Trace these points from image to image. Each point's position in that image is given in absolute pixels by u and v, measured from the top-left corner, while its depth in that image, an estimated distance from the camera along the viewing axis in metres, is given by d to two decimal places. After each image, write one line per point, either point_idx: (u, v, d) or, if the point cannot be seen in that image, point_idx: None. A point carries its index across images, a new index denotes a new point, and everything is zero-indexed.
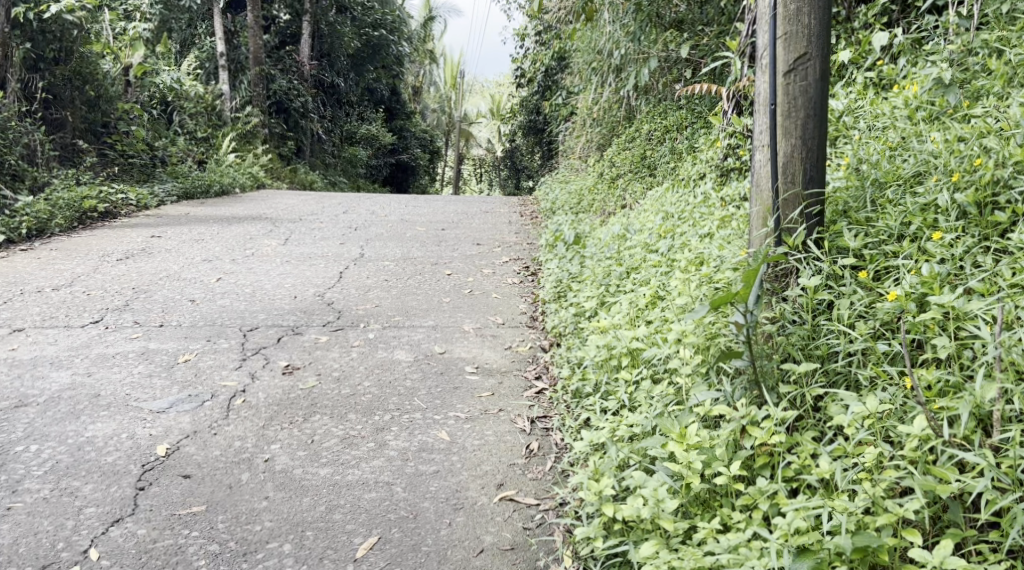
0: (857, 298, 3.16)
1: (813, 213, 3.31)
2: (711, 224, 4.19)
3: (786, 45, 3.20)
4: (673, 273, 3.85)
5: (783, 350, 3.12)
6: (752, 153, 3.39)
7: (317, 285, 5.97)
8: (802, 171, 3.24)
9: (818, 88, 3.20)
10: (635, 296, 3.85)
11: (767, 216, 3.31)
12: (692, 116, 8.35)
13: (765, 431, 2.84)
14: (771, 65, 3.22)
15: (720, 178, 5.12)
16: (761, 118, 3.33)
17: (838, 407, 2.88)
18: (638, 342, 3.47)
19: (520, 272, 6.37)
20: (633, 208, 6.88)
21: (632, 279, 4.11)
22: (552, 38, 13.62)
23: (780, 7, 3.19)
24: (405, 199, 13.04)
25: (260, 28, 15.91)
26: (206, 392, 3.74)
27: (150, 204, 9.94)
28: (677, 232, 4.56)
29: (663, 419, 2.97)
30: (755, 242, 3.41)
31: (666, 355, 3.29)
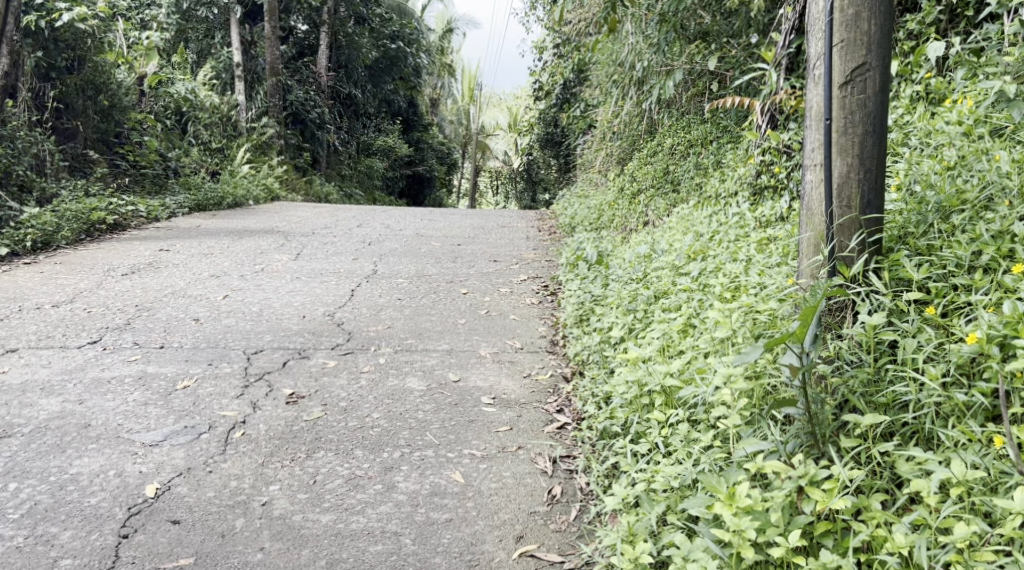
0: (925, 339, 2.88)
1: (872, 240, 3.06)
2: (747, 249, 3.92)
3: (844, 54, 2.96)
4: (708, 300, 3.60)
5: (842, 397, 2.87)
6: (805, 173, 3.16)
7: (328, 304, 5.73)
8: (860, 194, 3.00)
9: (877, 102, 2.95)
10: (666, 324, 3.58)
11: (820, 243, 3.07)
12: (717, 130, 8.10)
13: (829, 495, 2.58)
14: (827, 77, 2.99)
15: (753, 196, 4.84)
16: (815, 134, 3.09)
17: (914, 469, 2.62)
18: (673, 378, 3.20)
19: (540, 292, 6.10)
20: (659, 226, 6.60)
21: (662, 305, 3.84)
22: (571, 50, 13.42)
23: (837, 13, 2.95)
24: (421, 213, 12.82)
25: (277, 39, 15.78)
26: (203, 423, 3.49)
27: (161, 217, 9.75)
28: (709, 255, 4.28)
29: (708, 475, 2.69)
30: (807, 271, 3.16)
31: (704, 395, 3.02)
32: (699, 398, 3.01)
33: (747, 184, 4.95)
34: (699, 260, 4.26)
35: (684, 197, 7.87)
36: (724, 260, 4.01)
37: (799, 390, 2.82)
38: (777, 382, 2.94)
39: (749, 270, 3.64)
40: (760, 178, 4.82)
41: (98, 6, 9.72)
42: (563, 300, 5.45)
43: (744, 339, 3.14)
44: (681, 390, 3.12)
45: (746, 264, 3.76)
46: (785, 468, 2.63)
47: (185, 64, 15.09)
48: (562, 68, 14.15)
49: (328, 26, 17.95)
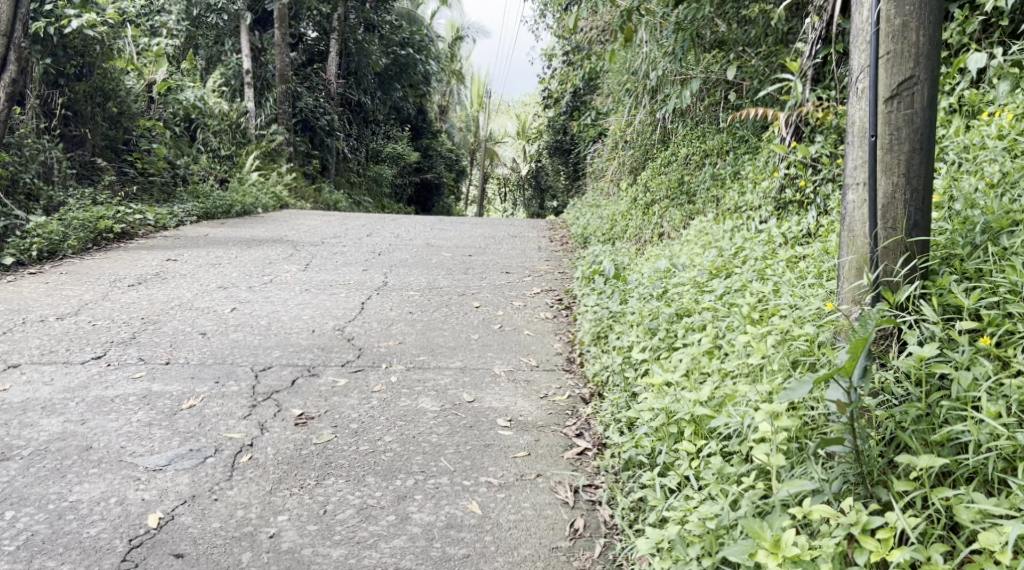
0: (981, 372, 2.73)
1: (916, 265, 2.94)
2: (774, 268, 3.79)
3: (890, 67, 2.85)
4: (734, 321, 3.47)
5: (891, 433, 2.72)
6: (844, 193, 3.03)
7: (338, 317, 5.60)
8: (906, 215, 2.89)
9: (925, 117, 2.85)
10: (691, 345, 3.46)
11: (864, 267, 2.95)
12: (734, 141, 7.99)
13: (885, 546, 2.44)
14: (872, 90, 2.88)
15: (777, 210, 4.71)
16: (857, 150, 2.98)
17: (978, 519, 2.45)
18: (703, 406, 3.07)
19: (554, 306, 5.97)
20: (676, 239, 6.47)
21: (685, 325, 3.72)
22: (582, 58, 13.32)
23: (883, 23, 2.84)
24: (431, 221, 12.71)
25: (287, 46, 15.71)
26: (208, 446, 3.36)
27: (168, 225, 9.64)
28: (733, 273, 4.15)
29: (748, 518, 2.56)
30: (846, 296, 3.04)
31: (736, 425, 2.88)
32: (732, 429, 2.88)
33: (770, 197, 4.82)
34: (723, 278, 4.13)
35: (700, 208, 7.73)
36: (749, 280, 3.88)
37: (845, 426, 2.70)
38: (820, 414, 2.81)
39: (777, 291, 3.52)
40: (784, 192, 4.70)
41: (107, 13, 9.63)
42: (579, 315, 5.31)
43: (779, 366, 3.02)
44: (712, 420, 2.99)
45: (772, 283, 3.64)
46: (834, 513, 2.49)
47: (195, 71, 15.02)
48: (573, 76, 14.04)
49: (338, 33, 17.87)
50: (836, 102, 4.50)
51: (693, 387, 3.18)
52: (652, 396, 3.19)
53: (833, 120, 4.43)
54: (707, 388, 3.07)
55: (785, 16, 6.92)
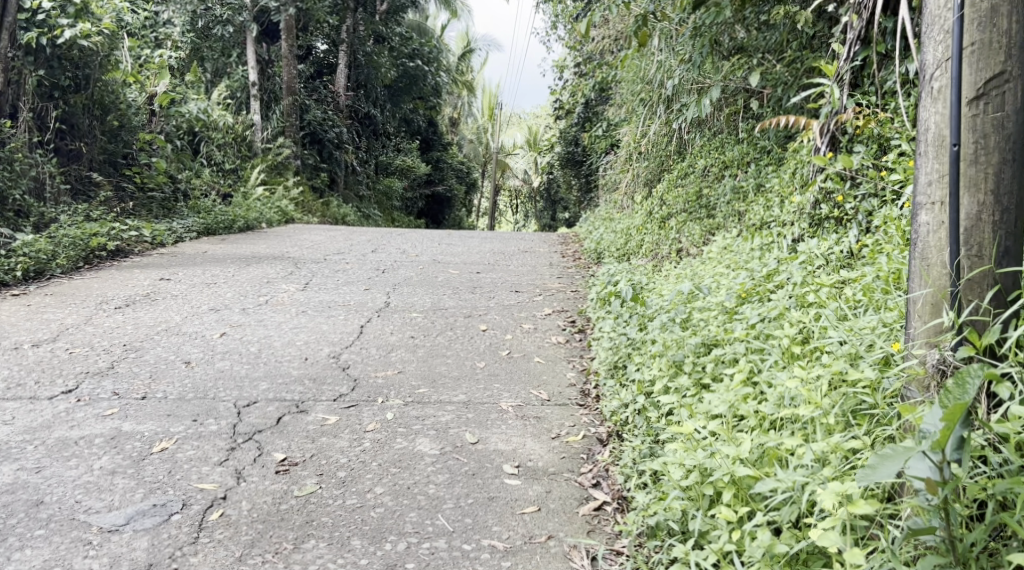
0: None
1: (1007, 302, 2.53)
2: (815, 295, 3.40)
3: (975, 61, 2.48)
4: (774, 361, 3.10)
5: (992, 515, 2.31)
6: (918, 214, 2.65)
7: (334, 343, 5.21)
8: (994, 240, 2.51)
9: (1017, 121, 2.47)
10: (725, 387, 3.09)
11: (943, 303, 2.56)
12: (755, 152, 7.66)
13: None
14: (954, 89, 2.51)
15: (812, 227, 4.31)
16: (933, 162, 2.59)
17: None
18: (744, 465, 2.67)
19: (567, 329, 5.56)
20: (697, 257, 6.06)
21: (716, 362, 3.35)
22: (593, 69, 13.03)
23: (967, 8, 2.47)
24: (439, 236, 12.36)
25: (294, 58, 15.42)
26: (175, 500, 2.98)
27: (166, 241, 9.29)
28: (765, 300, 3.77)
29: None
30: (918, 336, 2.65)
31: (788, 492, 2.49)
32: (783, 497, 2.48)
33: (801, 212, 4.42)
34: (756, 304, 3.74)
35: (722, 222, 7.30)
36: (788, 310, 3.49)
37: (935, 507, 2.28)
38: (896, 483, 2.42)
39: (821, 327, 3.15)
40: (817, 208, 4.32)
41: (105, 23, 9.32)
42: (595, 341, 4.91)
43: (837, 421, 2.66)
44: (755, 482, 2.59)
45: (813, 316, 3.28)
46: None
47: (200, 83, 14.74)
48: (585, 86, 13.70)
49: (347, 44, 17.59)
50: (879, 109, 4.13)
51: (730, 439, 2.78)
52: (683, 451, 2.79)
53: (874, 128, 4.10)
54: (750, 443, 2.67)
55: (813, 19, 6.52)
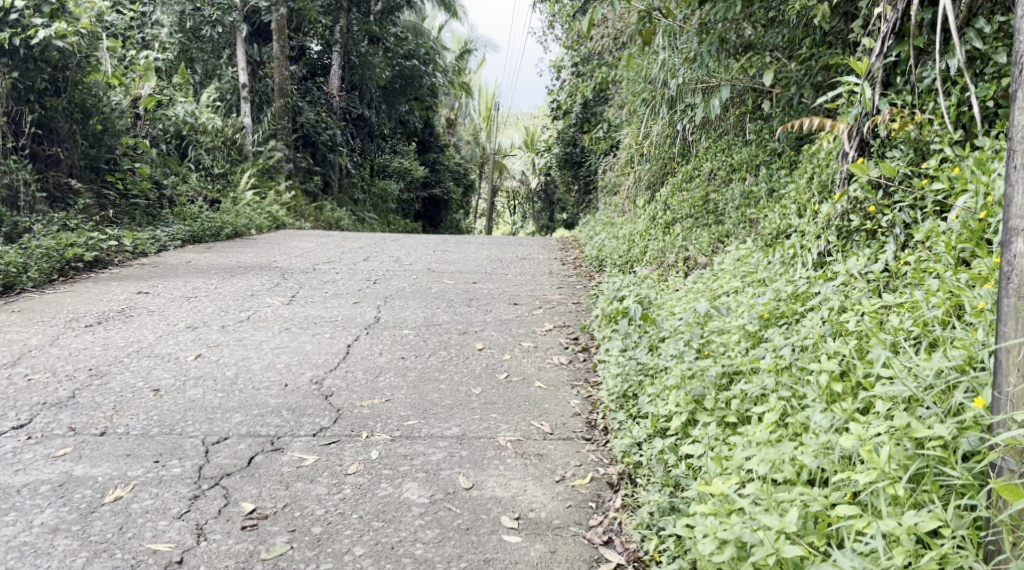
0: None
1: None
2: (852, 324, 3.15)
3: None
4: (815, 405, 2.87)
5: None
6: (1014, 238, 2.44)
7: (318, 366, 4.81)
8: None
9: None
10: (762, 434, 2.87)
11: None
12: (764, 154, 7.30)
13: None
14: None
15: (840, 239, 3.93)
16: None
17: None
18: (788, 538, 2.49)
19: (570, 348, 5.17)
20: (708, 269, 5.67)
21: (746, 399, 3.09)
22: (592, 68, 12.66)
23: None
24: (435, 241, 11.99)
25: (286, 59, 15.04)
26: (124, 566, 2.72)
27: (148, 250, 8.91)
28: (795, 325, 3.47)
29: None
30: (1014, 397, 2.43)
31: None
32: None
33: (826, 221, 4.04)
34: (782, 329, 3.46)
35: (733, 230, 6.89)
36: (823, 340, 3.20)
37: None
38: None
39: (871, 367, 2.92)
40: (845, 219, 3.94)
41: (84, 24, 8.92)
42: (601, 365, 4.53)
43: (904, 493, 2.47)
44: (805, 563, 2.43)
45: (856, 353, 3.03)
46: None
47: (188, 86, 14.35)
48: (584, 86, 13.31)
49: (340, 45, 17.20)
50: (917, 111, 3.78)
51: (773, 507, 2.59)
52: (717, 518, 2.59)
53: (910, 131, 3.74)
54: (796, 514, 2.49)
55: (832, 14, 6.13)
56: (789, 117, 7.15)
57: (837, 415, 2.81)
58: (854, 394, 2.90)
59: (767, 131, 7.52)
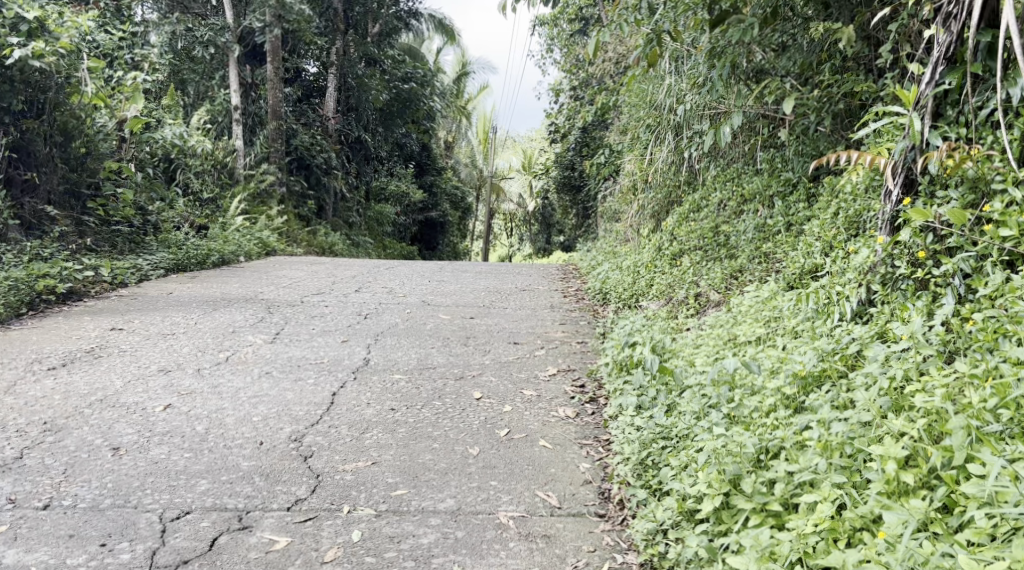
0: None
1: None
2: (920, 402, 3.01)
3: None
4: (888, 504, 2.74)
5: None
6: None
7: (298, 420, 4.36)
8: None
9: None
10: (826, 537, 2.75)
11: None
12: (778, 184, 6.91)
13: None
14: None
15: (885, 288, 3.71)
16: None
17: None
18: None
19: (577, 398, 4.71)
20: (726, 312, 5.22)
21: (803, 482, 2.95)
22: (594, 91, 12.30)
23: None
24: (432, 270, 11.56)
25: (280, 81, 14.75)
26: None
27: (128, 280, 8.48)
28: (840, 390, 3.32)
29: None
30: None
31: None
32: None
33: (866, 268, 3.83)
34: (828, 396, 3.31)
35: (748, 265, 6.45)
36: (884, 416, 3.07)
37: None
38: None
39: (950, 459, 2.79)
40: (891, 265, 3.73)
41: (63, 43, 8.54)
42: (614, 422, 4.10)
43: None
44: None
45: (927, 437, 2.90)
46: None
47: (178, 107, 13.97)
48: (585, 111, 12.95)
49: (336, 67, 16.88)
50: (975, 143, 3.57)
51: None
52: None
53: (968, 168, 3.52)
54: None
55: (854, 38, 5.74)
56: (804, 146, 6.76)
57: (913, 517, 2.68)
58: (928, 487, 2.79)
59: (780, 159, 7.12)
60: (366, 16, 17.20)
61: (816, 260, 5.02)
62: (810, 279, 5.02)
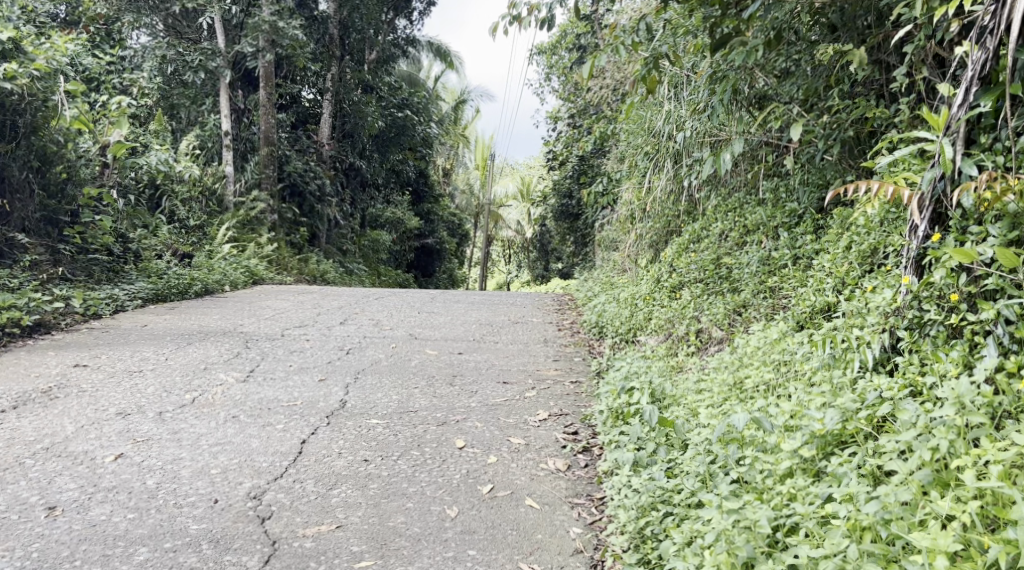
0: None
1: None
2: (972, 482, 2.80)
3: None
4: None
5: None
6: None
7: (260, 473, 3.97)
8: None
9: None
10: None
11: None
12: (782, 215, 6.55)
13: None
14: None
15: (914, 335, 3.47)
16: None
17: None
18: None
19: (568, 448, 4.33)
20: (730, 355, 4.85)
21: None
22: (593, 119, 11.97)
23: None
24: (423, 299, 11.17)
25: (272, 107, 14.50)
26: None
27: (102, 311, 8.09)
28: (872, 454, 3.10)
29: None
30: None
31: None
32: None
33: (889, 309, 3.61)
34: (854, 462, 3.10)
35: (751, 299, 6.04)
36: (926, 495, 2.86)
37: None
38: None
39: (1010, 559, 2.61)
40: (919, 309, 3.49)
41: (39, 65, 8.21)
42: (610, 476, 3.81)
43: None
44: None
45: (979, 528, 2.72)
46: None
47: (167, 133, 13.65)
48: (584, 139, 12.63)
49: (331, 93, 16.61)
50: (1015, 171, 3.30)
51: None
52: None
53: (1008, 202, 3.27)
54: None
55: (866, 62, 5.39)
56: (810, 175, 6.38)
57: None
58: None
59: (785, 189, 6.77)
60: (363, 43, 16.97)
61: (828, 298, 4.65)
62: (821, 317, 4.65)
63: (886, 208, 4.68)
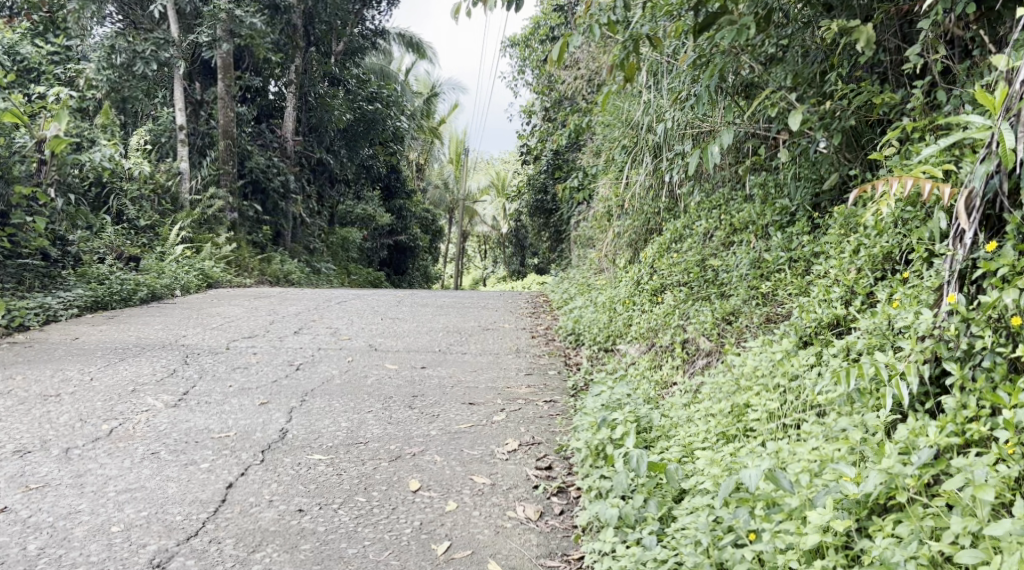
0: None
1: None
2: None
3: None
4: None
5: None
6: None
7: (170, 532, 3.40)
8: None
9: None
10: None
11: None
12: (772, 212, 5.94)
13: None
14: None
15: (963, 368, 3.04)
16: None
17: None
18: None
19: (540, 489, 3.75)
20: (726, 373, 4.23)
21: None
22: (568, 111, 11.32)
23: None
24: (389, 302, 10.49)
25: (231, 99, 13.70)
26: None
27: (29, 322, 7.35)
28: (932, 533, 2.72)
29: None
30: None
31: None
32: None
33: (923, 332, 3.20)
34: (907, 546, 2.71)
35: (742, 306, 5.42)
36: None
37: None
38: None
39: None
40: (969, 336, 3.07)
41: None
42: (598, 527, 3.38)
43: None
44: None
45: None
46: None
47: (116, 127, 12.83)
48: (557, 132, 11.99)
49: (295, 85, 15.84)
50: None
51: None
52: None
53: None
54: None
55: (875, 41, 4.78)
56: (804, 170, 5.73)
57: None
58: None
59: (775, 185, 6.16)
60: (329, 34, 16.21)
61: (836, 310, 4.07)
62: (830, 333, 4.04)
63: (899, 208, 4.13)
